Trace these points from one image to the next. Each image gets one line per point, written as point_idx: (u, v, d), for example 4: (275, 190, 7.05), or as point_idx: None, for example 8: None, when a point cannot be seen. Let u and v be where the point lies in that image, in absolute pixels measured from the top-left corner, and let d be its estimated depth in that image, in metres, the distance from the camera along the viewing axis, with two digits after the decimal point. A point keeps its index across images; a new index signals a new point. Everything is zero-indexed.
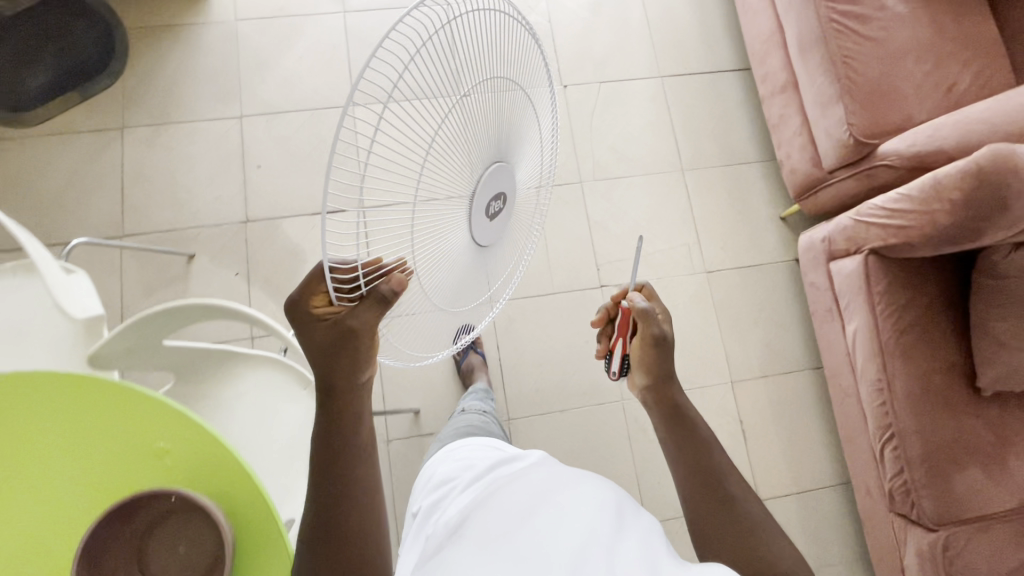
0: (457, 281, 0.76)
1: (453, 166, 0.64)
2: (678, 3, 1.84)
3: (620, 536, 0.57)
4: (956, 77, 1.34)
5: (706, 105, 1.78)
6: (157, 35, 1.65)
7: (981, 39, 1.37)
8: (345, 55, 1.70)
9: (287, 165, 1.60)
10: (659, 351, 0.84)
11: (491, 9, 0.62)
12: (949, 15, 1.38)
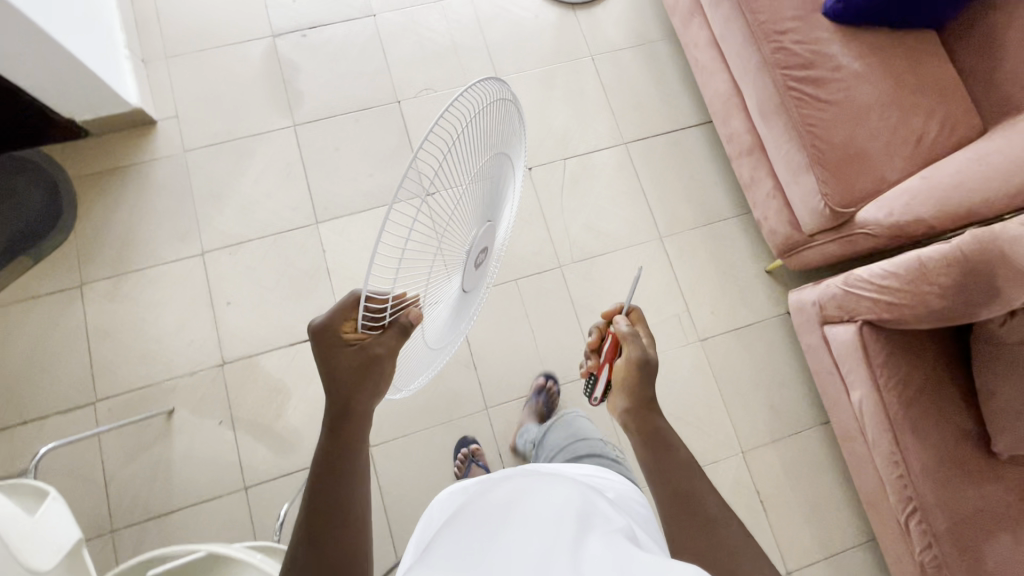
0: (446, 320, 0.89)
1: (461, 223, 0.77)
2: (630, 66, 1.81)
3: (585, 546, 0.55)
4: (923, 128, 1.32)
5: (674, 166, 1.75)
6: (105, 181, 1.59)
7: (941, 85, 1.35)
8: (301, 170, 1.66)
9: (257, 297, 1.55)
10: (644, 372, 0.88)
11: (499, 103, 0.78)
12: (905, 65, 1.35)
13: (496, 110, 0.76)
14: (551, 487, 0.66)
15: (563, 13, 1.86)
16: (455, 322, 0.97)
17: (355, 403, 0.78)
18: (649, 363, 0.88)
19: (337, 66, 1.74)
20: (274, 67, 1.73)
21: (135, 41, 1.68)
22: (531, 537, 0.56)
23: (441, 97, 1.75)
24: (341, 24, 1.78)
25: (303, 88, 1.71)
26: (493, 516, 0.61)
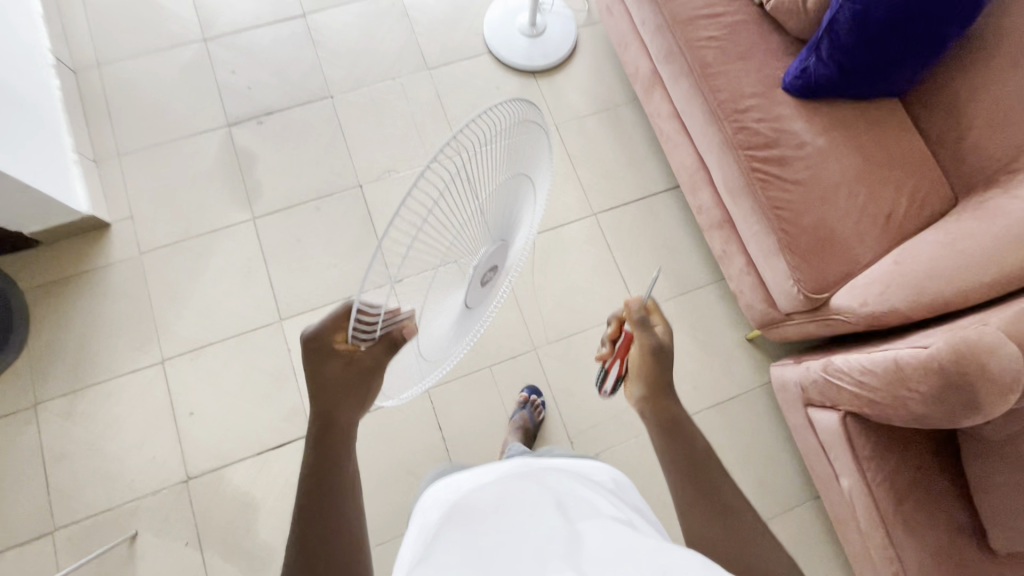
0: (448, 347, 0.78)
1: (473, 240, 0.69)
2: (595, 134, 1.78)
3: (576, 533, 0.62)
4: (893, 204, 1.28)
5: (645, 234, 1.72)
6: (58, 291, 1.54)
7: (908, 158, 1.31)
8: (263, 265, 1.61)
9: (221, 404, 1.49)
10: (657, 361, 0.85)
11: (533, 117, 0.70)
12: (870, 139, 1.32)
13: (524, 123, 0.69)
14: (541, 491, 0.70)
15: (524, 82, 1.83)
16: (461, 345, 0.88)
17: (342, 414, 0.76)
18: (663, 351, 0.85)
19: (296, 152, 1.71)
20: (231, 156, 1.69)
21: (86, 141, 1.64)
22: (534, 541, 0.60)
23: (403, 177, 1.71)
24: (298, 108, 1.74)
25: (261, 178, 1.67)
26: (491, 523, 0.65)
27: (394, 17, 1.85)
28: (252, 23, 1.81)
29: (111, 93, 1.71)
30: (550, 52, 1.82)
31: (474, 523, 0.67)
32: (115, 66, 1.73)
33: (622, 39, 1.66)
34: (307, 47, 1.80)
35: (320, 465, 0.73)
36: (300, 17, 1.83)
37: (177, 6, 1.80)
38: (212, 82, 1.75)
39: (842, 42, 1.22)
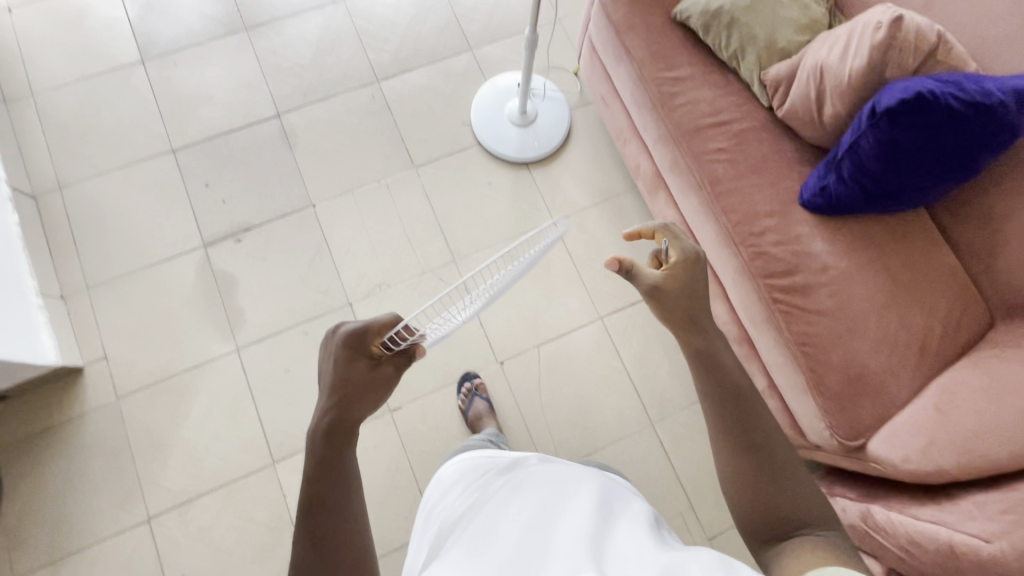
0: None
1: (476, 311, 0.87)
2: (596, 229, 1.69)
3: (611, 543, 0.64)
4: (926, 332, 1.19)
5: (656, 336, 1.62)
6: (31, 448, 1.43)
7: (938, 277, 1.22)
8: (251, 401, 1.50)
9: (215, 562, 1.39)
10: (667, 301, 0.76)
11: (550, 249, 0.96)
12: (897, 257, 1.23)
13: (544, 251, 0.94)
14: (570, 499, 0.74)
15: (518, 175, 1.72)
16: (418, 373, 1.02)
17: (357, 413, 0.69)
18: (672, 290, 0.76)
19: (279, 270, 1.59)
20: (209, 280, 1.57)
21: (52, 278, 1.52)
22: (570, 541, 0.64)
23: (394, 291, 1.60)
24: (278, 220, 1.63)
25: (243, 302, 1.56)
26: (522, 531, 0.68)
27: (375, 111, 1.74)
28: (223, 127, 1.69)
29: (75, 218, 1.59)
30: (543, 142, 1.71)
31: (506, 532, 0.69)
32: (78, 187, 1.61)
33: (620, 133, 1.55)
34: (284, 150, 1.69)
35: (329, 460, 0.66)
36: (274, 117, 1.71)
37: (141, 115, 1.68)
38: (183, 198, 1.63)
39: (858, 166, 1.12)
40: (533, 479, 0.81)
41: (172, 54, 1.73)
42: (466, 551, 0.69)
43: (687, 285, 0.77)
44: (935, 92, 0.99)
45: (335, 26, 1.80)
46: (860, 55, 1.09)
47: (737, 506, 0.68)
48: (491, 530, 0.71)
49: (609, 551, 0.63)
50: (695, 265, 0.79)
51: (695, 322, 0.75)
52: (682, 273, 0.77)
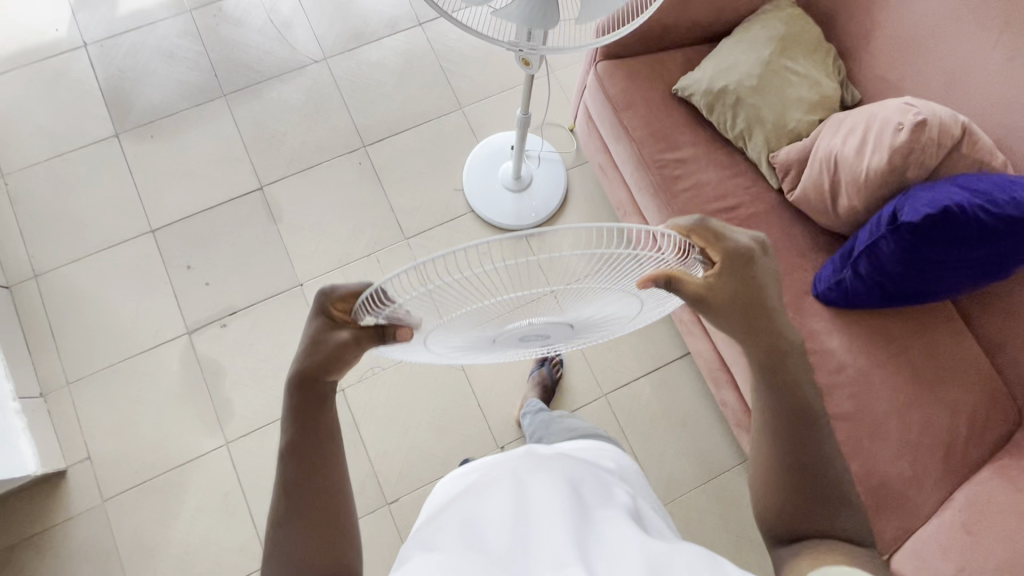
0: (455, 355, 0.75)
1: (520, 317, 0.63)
2: None
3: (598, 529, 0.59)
4: (952, 434, 1.12)
5: (662, 411, 1.54)
6: (17, 559, 1.38)
7: (963, 372, 1.15)
8: (241, 498, 1.43)
9: None
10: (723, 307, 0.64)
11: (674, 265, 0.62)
12: (918, 352, 1.16)
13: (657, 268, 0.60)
14: (559, 474, 0.68)
15: None
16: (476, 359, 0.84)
17: (329, 376, 0.63)
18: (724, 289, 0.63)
19: (267, 355, 1.52)
20: (194, 370, 1.50)
21: (29, 374, 1.45)
22: (552, 527, 0.57)
23: (389, 374, 1.54)
24: (264, 302, 1.56)
25: (230, 392, 1.49)
26: (508, 519, 0.59)
27: (361, 178, 1.65)
28: (204, 203, 1.61)
29: (52, 306, 1.52)
30: (538, 207, 1.63)
31: (489, 512, 0.62)
32: (55, 273, 1.54)
33: (621, 205, 1.48)
34: (268, 225, 1.61)
35: (301, 415, 0.63)
36: (256, 189, 1.63)
37: (117, 193, 1.60)
38: (164, 280, 1.55)
39: (877, 266, 1.05)
40: (525, 455, 0.75)
41: (147, 125, 1.65)
42: (447, 519, 0.64)
43: (743, 294, 0.64)
44: (965, 207, 0.91)
45: (317, 87, 1.71)
46: (879, 152, 1.01)
47: (768, 513, 0.65)
48: (472, 512, 0.62)
49: (599, 539, 0.57)
50: (747, 266, 0.64)
51: (756, 329, 0.65)
52: (733, 284, 0.64)
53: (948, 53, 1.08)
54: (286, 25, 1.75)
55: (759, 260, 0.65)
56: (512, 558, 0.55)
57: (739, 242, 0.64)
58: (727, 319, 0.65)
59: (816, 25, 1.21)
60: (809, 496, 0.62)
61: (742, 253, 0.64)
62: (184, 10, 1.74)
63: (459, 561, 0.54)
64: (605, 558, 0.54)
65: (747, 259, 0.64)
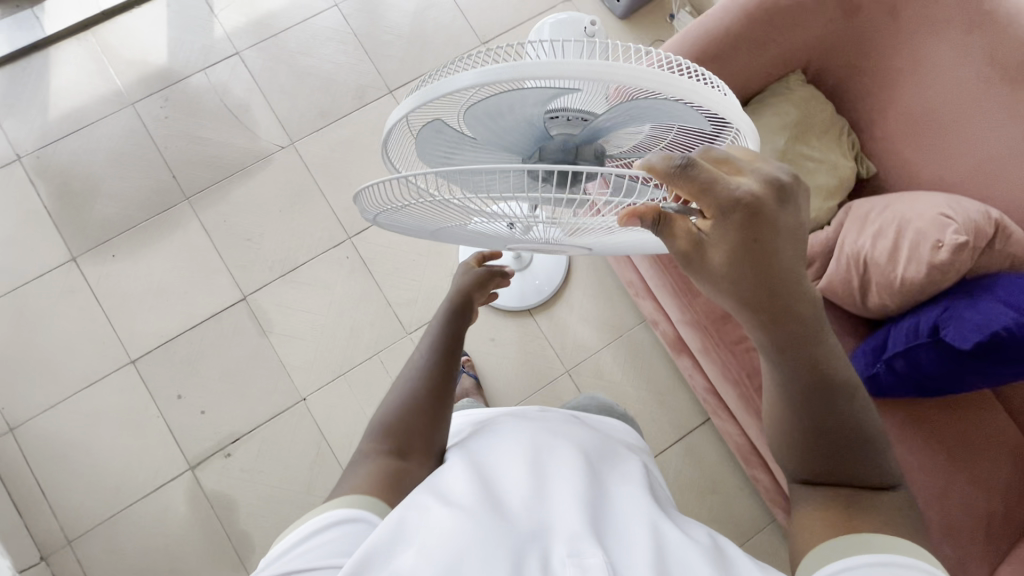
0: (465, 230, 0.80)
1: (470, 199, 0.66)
2: (611, 370, 1.56)
3: (619, 514, 0.56)
4: (989, 502, 1.11)
5: (692, 479, 1.49)
6: None
7: (990, 435, 1.14)
8: None
9: None
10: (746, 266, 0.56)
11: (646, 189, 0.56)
12: (943, 421, 1.15)
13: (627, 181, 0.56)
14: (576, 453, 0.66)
15: (521, 324, 1.57)
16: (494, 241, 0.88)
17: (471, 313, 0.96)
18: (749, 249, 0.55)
19: (278, 480, 1.43)
20: (203, 507, 1.41)
21: (25, 540, 1.34)
22: (572, 506, 0.55)
23: None
24: (268, 424, 1.46)
25: (246, 525, 1.40)
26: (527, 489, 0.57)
27: (352, 275, 1.54)
28: (184, 323, 1.49)
29: (37, 460, 1.41)
30: (542, 287, 1.56)
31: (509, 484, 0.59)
32: (34, 423, 1.42)
33: (631, 285, 1.41)
34: (259, 339, 1.50)
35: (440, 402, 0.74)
36: (240, 300, 1.51)
37: (87, 325, 1.47)
38: (155, 415, 1.45)
39: (913, 371, 1.00)
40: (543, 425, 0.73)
41: (107, 244, 1.50)
42: (462, 473, 0.62)
43: (749, 252, 0.56)
44: (1015, 330, 0.87)
45: (289, 178, 1.57)
46: (915, 263, 0.96)
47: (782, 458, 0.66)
48: (488, 478, 0.60)
49: (617, 523, 0.55)
50: (751, 218, 0.54)
51: (771, 293, 0.58)
52: (732, 240, 0.55)
53: (966, 131, 1.03)
54: (243, 108, 1.60)
55: (768, 210, 0.54)
56: (532, 527, 0.52)
57: (737, 190, 0.53)
58: (734, 279, 0.57)
59: (828, 100, 1.14)
60: (835, 452, 0.61)
61: (739, 204, 0.53)
62: (126, 104, 1.57)
63: (469, 515, 0.52)
64: (629, 544, 0.51)
65: (752, 212, 0.54)
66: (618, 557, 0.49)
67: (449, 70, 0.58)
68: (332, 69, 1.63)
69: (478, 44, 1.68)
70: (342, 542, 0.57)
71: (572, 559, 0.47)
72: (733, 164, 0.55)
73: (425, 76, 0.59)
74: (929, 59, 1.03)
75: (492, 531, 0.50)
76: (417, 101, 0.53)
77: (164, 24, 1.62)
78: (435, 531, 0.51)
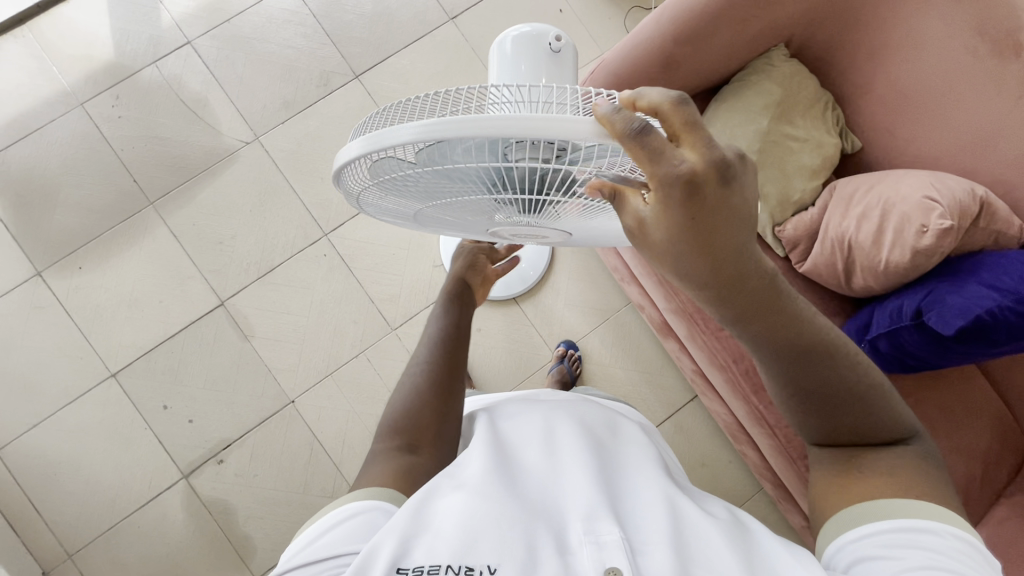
0: (446, 220, 0.76)
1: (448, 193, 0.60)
2: (600, 352, 1.55)
3: (633, 488, 0.58)
4: (976, 463, 1.13)
5: (686, 454, 1.51)
6: None
7: (977, 400, 1.15)
8: None
9: None
10: (702, 239, 0.49)
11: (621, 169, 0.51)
12: (934, 392, 1.14)
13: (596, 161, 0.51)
14: (587, 428, 0.67)
15: (507, 312, 1.56)
16: (478, 234, 0.85)
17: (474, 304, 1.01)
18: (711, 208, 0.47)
19: (274, 482, 1.41)
20: (201, 514, 1.39)
21: (25, 557, 1.33)
22: (587, 482, 0.56)
23: None
24: (257, 428, 1.43)
25: (246, 528, 1.39)
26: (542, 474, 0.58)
27: (331, 273, 1.49)
28: (162, 333, 1.45)
29: (26, 480, 1.39)
30: (527, 274, 1.53)
31: (523, 467, 0.60)
32: (18, 443, 1.40)
33: (616, 270, 1.40)
34: (240, 344, 1.46)
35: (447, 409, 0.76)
36: (218, 305, 1.46)
37: (61, 342, 1.43)
38: (142, 426, 1.42)
39: (897, 352, 1.00)
40: (553, 401, 0.75)
41: (73, 255, 1.45)
42: (476, 453, 0.62)
43: (689, 232, 0.48)
44: (997, 313, 0.87)
45: (256, 175, 1.50)
46: (900, 247, 0.95)
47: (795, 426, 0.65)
48: (501, 460, 0.60)
49: (630, 498, 0.56)
50: (693, 197, 0.45)
51: (743, 272, 0.53)
52: (678, 220, 0.47)
53: (952, 97, 1.00)
54: (200, 102, 1.51)
55: (708, 192, 0.46)
56: (549, 510, 0.53)
57: (682, 165, 0.44)
58: (676, 260, 0.51)
59: (812, 75, 1.10)
60: (836, 407, 0.60)
61: (679, 186, 0.44)
62: (75, 104, 1.48)
63: (488, 495, 0.53)
64: (644, 516, 0.53)
65: (696, 192, 0.45)
66: (633, 531, 0.51)
67: (401, 108, 0.53)
68: (292, 54, 1.54)
69: (445, 20, 1.59)
70: (360, 532, 0.55)
71: (590, 538, 0.49)
72: (697, 127, 0.45)
73: (375, 112, 0.55)
74: (918, 30, 1.00)
75: (512, 512, 0.51)
76: (364, 148, 0.51)
77: (106, 15, 1.52)
78: (456, 513, 0.51)
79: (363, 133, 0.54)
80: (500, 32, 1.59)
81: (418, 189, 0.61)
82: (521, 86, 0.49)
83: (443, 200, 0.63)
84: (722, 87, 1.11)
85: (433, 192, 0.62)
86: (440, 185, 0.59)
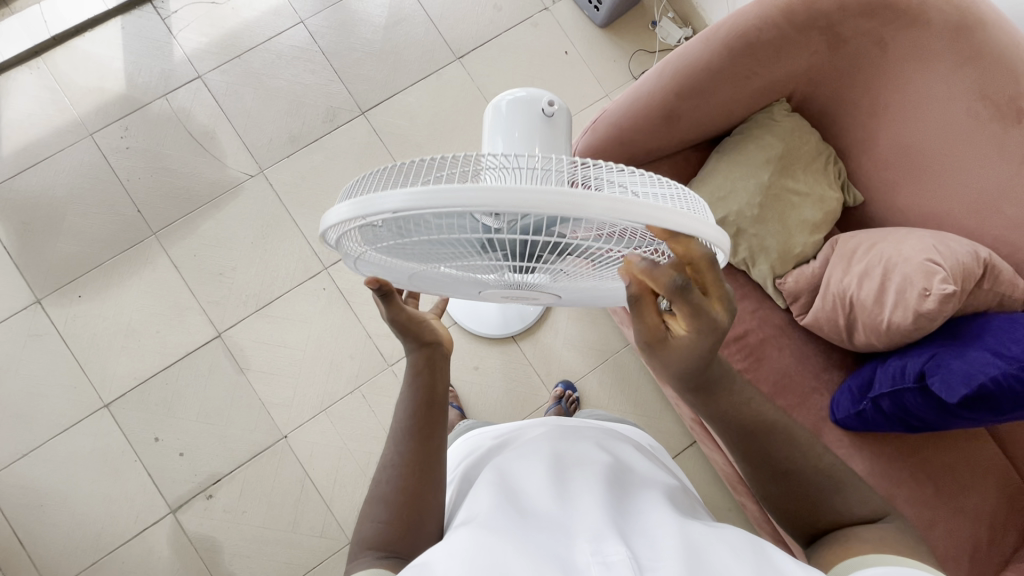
0: (442, 287, 0.75)
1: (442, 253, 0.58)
2: (598, 394, 1.53)
3: (644, 514, 0.54)
4: (984, 528, 1.09)
5: None
6: None
7: (984, 461, 1.12)
8: None
9: None
10: (702, 353, 0.60)
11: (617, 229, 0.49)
12: (940, 453, 1.10)
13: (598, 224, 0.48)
14: (591, 457, 0.63)
15: (505, 351, 1.54)
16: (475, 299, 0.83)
17: None
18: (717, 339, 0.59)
19: (263, 520, 1.39)
20: (188, 552, 1.36)
21: None
22: (592, 510, 0.52)
23: None
24: (249, 464, 1.41)
25: (232, 566, 1.36)
26: (548, 503, 0.54)
27: (329, 306, 1.49)
28: (158, 364, 1.44)
29: (13, 510, 1.37)
30: (526, 313, 1.52)
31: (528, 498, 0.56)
32: (6, 473, 1.38)
33: (616, 314, 1.39)
34: (236, 376, 1.45)
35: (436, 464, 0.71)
36: (215, 337, 1.46)
37: (55, 371, 1.42)
38: (132, 458, 1.40)
39: (899, 412, 0.97)
40: (555, 430, 0.71)
41: (74, 284, 1.45)
42: (484, 496, 0.58)
43: (698, 351, 0.60)
44: (1003, 382, 0.83)
45: (260, 208, 1.51)
46: (902, 308, 0.94)
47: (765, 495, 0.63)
48: (506, 498, 0.57)
49: (639, 522, 0.53)
50: (711, 333, 0.58)
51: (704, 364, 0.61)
52: (698, 346, 0.59)
53: (954, 159, 1.00)
54: (208, 135, 1.53)
55: (721, 328, 0.58)
56: (555, 534, 0.50)
57: (711, 315, 0.56)
58: (681, 360, 0.61)
59: (814, 129, 1.10)
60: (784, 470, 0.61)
61: (710, 328, 0.57)
62: (84, 134, 1.51)
63: (493, 533, 0.49)
64: (654, 539, 0.49)
65: (719, 333, 0.58)
66: (642, 553, 0.47)
67: (393, 172, 0.51)
68: (300, 90, 1.57)
69: (452, 59, 1.61)
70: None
71: (597, 559, 0.45)
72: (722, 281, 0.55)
73: (365, 175, 0.52)
74: (921, 91, 1.00)
75: (518, 546, 0.47)
76: (353, 214, 0.49)
77: (119, 48, 1.55)
78: (459, 553, 0.47)
79: (354, 198, 0.52)
80: (506, 72, 1.61)
81: (412, 252, 0.59)
82: (510, 153, 0.47)
83: (431, 257, 0.60)
84: (723, 139, 1.12)
85: (428, 255, 0.60)
86: (433, 248, 0.57)
